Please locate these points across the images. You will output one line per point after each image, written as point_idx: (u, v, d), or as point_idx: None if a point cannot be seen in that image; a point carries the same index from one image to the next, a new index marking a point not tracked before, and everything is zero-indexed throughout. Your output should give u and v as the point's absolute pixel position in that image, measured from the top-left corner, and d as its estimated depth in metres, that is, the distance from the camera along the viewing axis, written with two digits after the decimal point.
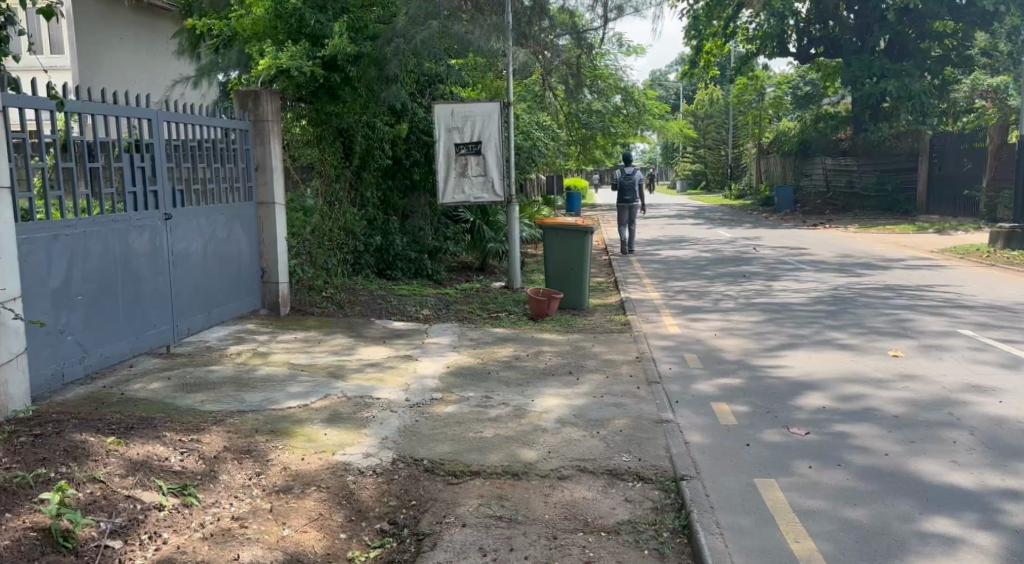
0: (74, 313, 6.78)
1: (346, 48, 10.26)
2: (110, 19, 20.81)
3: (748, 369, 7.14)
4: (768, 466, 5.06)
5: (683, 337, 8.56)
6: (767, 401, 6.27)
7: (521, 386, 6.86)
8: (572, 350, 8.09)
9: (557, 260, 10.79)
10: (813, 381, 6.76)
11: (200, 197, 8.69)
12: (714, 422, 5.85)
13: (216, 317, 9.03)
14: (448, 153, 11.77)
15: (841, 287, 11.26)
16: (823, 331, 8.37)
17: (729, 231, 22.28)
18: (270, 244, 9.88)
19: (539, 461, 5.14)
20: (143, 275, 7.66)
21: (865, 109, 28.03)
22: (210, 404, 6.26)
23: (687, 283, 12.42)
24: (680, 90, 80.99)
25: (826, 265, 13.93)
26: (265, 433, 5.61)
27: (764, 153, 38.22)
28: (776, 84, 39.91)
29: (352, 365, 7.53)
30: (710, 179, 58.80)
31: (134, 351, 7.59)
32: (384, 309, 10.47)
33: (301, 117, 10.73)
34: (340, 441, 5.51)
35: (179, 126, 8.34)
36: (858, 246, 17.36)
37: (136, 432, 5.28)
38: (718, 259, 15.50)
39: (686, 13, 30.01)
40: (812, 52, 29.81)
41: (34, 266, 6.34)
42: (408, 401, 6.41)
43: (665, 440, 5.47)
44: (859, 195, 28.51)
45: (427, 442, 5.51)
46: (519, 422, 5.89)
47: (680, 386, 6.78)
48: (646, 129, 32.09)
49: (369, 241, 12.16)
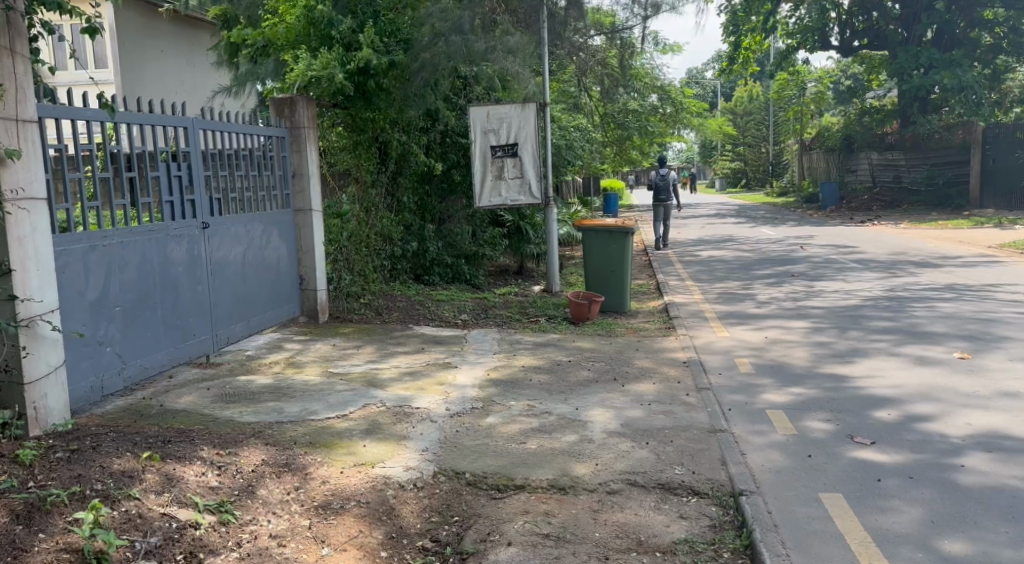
0: (113, 324, 6.72)
1: (375, 60, 10.19)
2: (150, 32, 21.01)
3: (799, 377, 6.88)
4: (837, 480, 4.83)
5: (730, 343, 8.28)
6: (825, 411, 6.01)
7: (564, 394, 6.66)
8: (615, 356, 7.87)
9: (597, 263, 10.54)
10: (874, 388, 6.48)
11: (238, 205, 8.61)
12: (772, 433, 5.61)
13: (256, 325, 8.96)
14: (484, 155, 11.60)
15: (896, 287, 10.88)
16: (880, 337, 8.05)
17: (772, 230, 21.78)
18: (308, 251, 9.79)
19: (588, 475, 4.93)
20: (181, 285, 7.59)
21: (912, 102, 27.43)
22: (249, 415, 6.16)
23: (731, 284, 12.10)
24: (717, 89, 79.93)
25: (877, 263, 13.51)
26: (303, 445, 5.49)
27: (806, 148, 37.50)
28: (818, 79, 39.14)
29: (393, 373, 7.41)
30: (750, 178, 57.90)
31: (173, 361, 7.52)
32: (422, 316, 10.34)
33: (337, 124, 10.90)
34: (382, 453, 5.37)
35: (216, 134, 8.27)
36: (909, 242, 16.85)
37: (173, 447, 5.18)
38: (762, 259, 15.12)
39: (723, 9, 29.57)
40: (856, 44, 29.12)
41: (72, 278, 6.28)
42: (449, 411, 6.25)
43: (720, 452, 5.24)
44: (905, 190, 27.62)
45: (469, 455, 5.34)
46: (564, 433, 5.69)
47: (730, 394, 6.53)
48: (683, 128, 31.66)
49: (406, 246, 12.05)
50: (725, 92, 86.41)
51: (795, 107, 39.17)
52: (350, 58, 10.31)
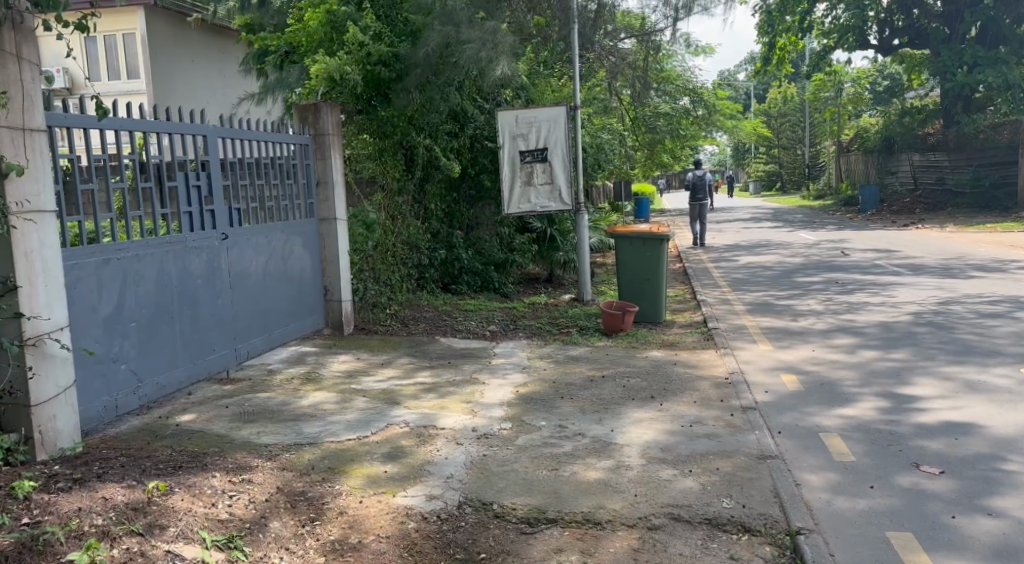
0: (127, 340, 6.45)
1: (376, 48, 10.19)
2: (181, 41, 20.95)
3: (853, 399, 6.45)
4: (910, 521, 4.42)
5: (774, 360, 7.84)
6: (884, 436, 5.59)
7: (599, 414, 6.30)
8: (652, 372, 7.48)
9: (631, 271, 10.13)
10: (934, 411, 6.05)
11: (259, 215, 8.34)
12: (828, 461, 5.22)
13: (278, 340, 8.68)
14: (513, 161, 11.26)
15: (950, 298, 10.36)
16: (937, 355, 7.59)
17: (811, 235, 21.18)
18: (332, 261, 9.49)
19: (626, 508, 4.62)
20: (199, 298, 7.31)
21: (955, 102, 26.69)
22: (267, 436, 5.87)
23: (771, 295, 11.63)
24: (750, 90, 78.85)
25: (928, 271, 12.94)
26: (322, 471, 5.17)
27: (845, 150, 36.67)
28: (856, 79, 38.33)
29: (420, 389, 7.11)
30: (786, 180, 56.90)
31: (192, 378, 7.25)
32: (449, 327, 9.96)
33: (363, 130, 10.64)
34: (406, 479, 5.05)
35: (236, 143, 8.01)
36: (958, 247, 16.22)
37: (183, 473, 4.89)
38: (803, 265, 14.60)
39: (757, 8, 28.95)
40: (895, 43, 28.46)
41: (85, 292, 6.03)
42: (477, 431, 5.93)
43: (770, 481, 4.93)
44: (949, 191, 26.83)
45: (497, 482, 4.99)
46: (599, 459, 5.34)
47: (778, 416, 6.12)
48: (717, 131, 31.09)
49: (433, 254, 11.75)
50: (758, 94, 85.24)
51: (832, 108, 38.40)
52: (366, 58, 10.25)
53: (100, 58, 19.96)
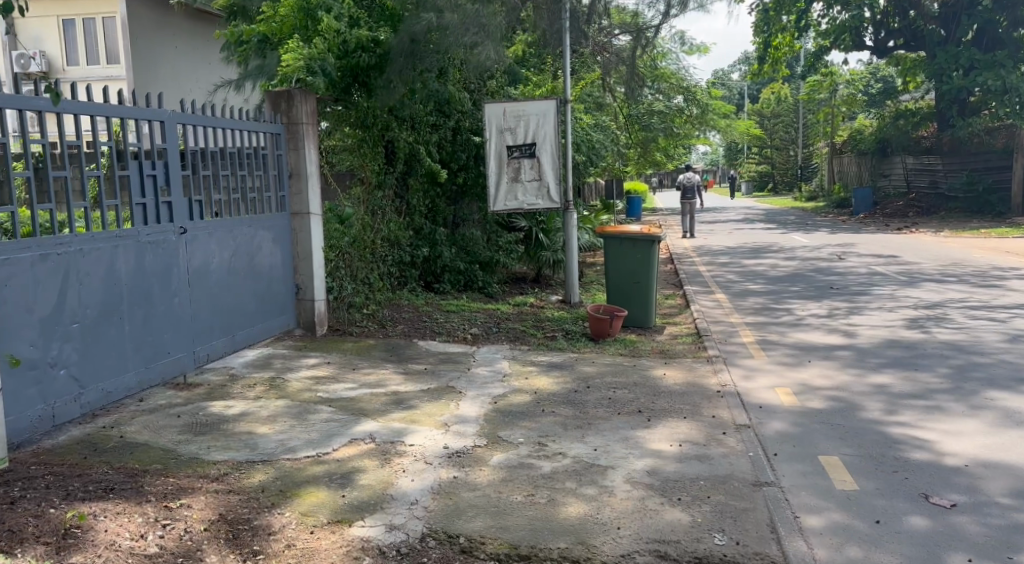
0: (69, 343, 5.92)
1: (352, 32, 9.71)
2: (163, 28, 20.24)
3: (853, 421, 6.02)
4: None
5: (770, 375, 7.39)
6: (887, 465, 5.15)
7: (582, 430, 5.82)
8: (640, 384, 7.00)
9: (619, 274, 9.65)
10: (939, 437, 5.64)
11: (223, 208, 7.79)
12: (830, 492, 4.77)
13: (243, 342, 8.12)
14: (500, 156, 10.72)
15: (951, 309, 9.98)
16: (941, 374, 7.17)
17: (805, 237, 20.73)
18: (305, 257, 8.93)
19: (607, 544, 4.12)
20: (153, 297, 6.77)
21: (951, 104, 26.37)
22: (218, 452, 5.35)
23: (764, 302, 11.21)
24: (745, 90, 78.54)
25: (927, 278, 12.57)
26: (273, 495, 4.67)
27: (838, 152, 36.32)
28: (849, 80, 37.97)
29: (389, 398, 6.63)
30: (778, 180, 56.59)
31: (143, 383, 6.70)
32: (428, 329, 9.43)
33: (344, 121, 10.04)
34: (365, 505, 4.57)
35: (198, 130, 7.44)
36: (955, 253, 15.87)
37: (114, 497, 4.36)
38: (797, 270, 14.19)
39: (754, 6, 28.39)
40: (890, 44, 28.10)
41: (17, 291, 5.50)
42: (447, 448, 5.45)
43: (768, 514, 4.46)
44: (943, 195, 26.53)
45: (465, 512, 4.47)
46: (580, 483, 4.86)
47: (775, 439, 5.66)
48: (710, 131, 30.69)
49: (415, 252, 11.15)
50: (751, 94, 84.93)
51: (826, 109, 38.10)
52: (344, 47, 9.83)
53: (79, 42, 19.61)
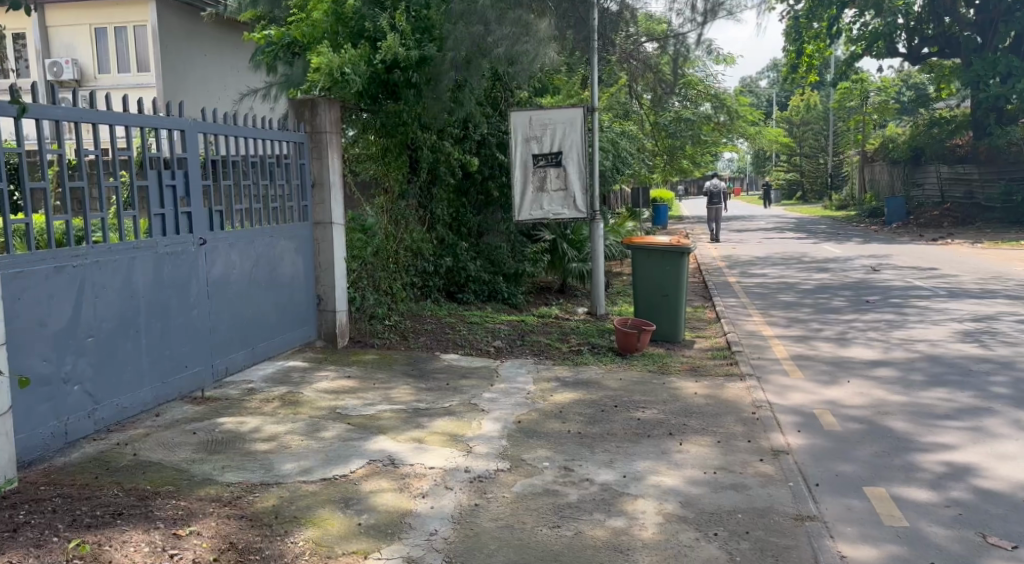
0: (84, 357, 5.77)
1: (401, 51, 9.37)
2: (193, 36, 20.28)
3: (895, 445, 5.70)
4: None
5: (806, 394, 7.07)
6: (935, 496, 4.84)
7: (609, 454, 5.56)
8: (669, 404, 6.71)
9: (646, 285, 9.38)
10: (988, 464, 5.31)
11: (245, 218, 7.65)
12: (874, 527, 4.47)
13: (263, 354, 7.96)
14: (525, 164, 10.52)
15: (994, 324, 9.59)
16: (987, 395, 6.82)
17: (836, 248, 20.31)
18: (327, 267, 8.77)
19: None
20: (171, 309, 6.62)
21: (988, 113, 25.81)
22: (233, 473, 5.16)
23: (799, 315, 10.85)
24: (773, 97, 77.93)
25: (967, 292, 12.15)
26: (287, 521, 4.46)
27: (870, 160, 35.74)
28: (881, 88, 37.40)
29: (408, 415, 6.40)
30: (808, 189, 55.86)
31: (160, 398, 6.55)
32: (450, 342, 9.20)
33: (368, 130, 9.81)
34: (381, 534, 4.34)
35: (218, 139, 7.29)
36: (994, 265, 15.42)
37: (121, 523, 4.18)
38: (831, 282, 13.81)
39: (785, 13, 27.95)
40: (925, 51, 27.51)
41: (31, 304, 5.35)
42: (468, 471, 5.22)
43: (811, 552, 4.18)
44: (979, 206, 25.95)
45: (486, 545, 4.24)
46: (609, 513, 4.61)
47: (814, 465, 5.37)
48: (738, 139, 30.28)
49: (439, 262, 10.89)
50: (779, 101, 84.21)
51: (859, 117, 37.57)
52: (376, 56, 9.49)
53: (111, 50, 19.65)
